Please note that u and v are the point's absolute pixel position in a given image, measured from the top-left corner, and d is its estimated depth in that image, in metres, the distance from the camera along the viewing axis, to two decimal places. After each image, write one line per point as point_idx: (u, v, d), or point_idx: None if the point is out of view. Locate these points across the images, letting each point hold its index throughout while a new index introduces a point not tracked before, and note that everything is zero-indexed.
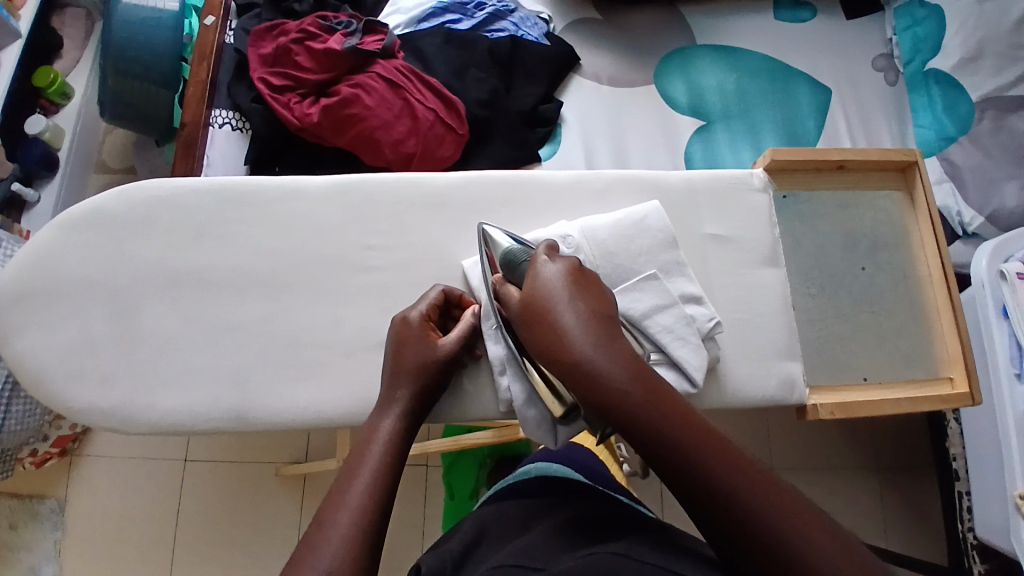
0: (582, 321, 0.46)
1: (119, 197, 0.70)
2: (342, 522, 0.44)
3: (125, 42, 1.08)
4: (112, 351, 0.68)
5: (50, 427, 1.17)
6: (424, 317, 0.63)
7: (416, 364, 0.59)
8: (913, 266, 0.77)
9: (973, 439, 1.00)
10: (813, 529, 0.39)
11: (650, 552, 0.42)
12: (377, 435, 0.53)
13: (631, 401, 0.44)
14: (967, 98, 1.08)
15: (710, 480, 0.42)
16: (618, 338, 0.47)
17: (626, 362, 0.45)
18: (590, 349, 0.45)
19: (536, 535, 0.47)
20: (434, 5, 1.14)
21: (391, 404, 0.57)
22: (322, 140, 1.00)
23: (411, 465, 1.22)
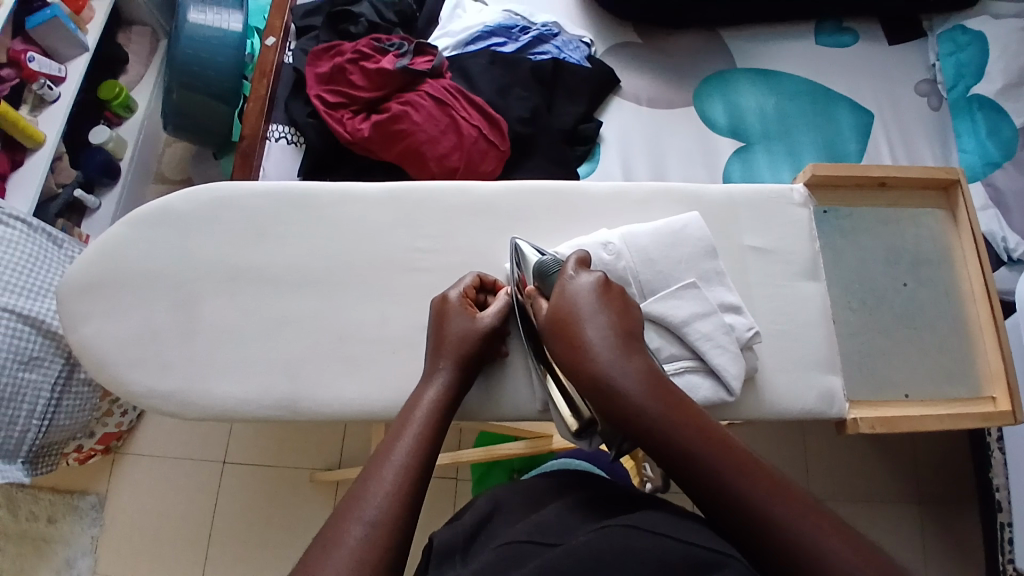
0: (608, 338, 0.50)
1: (186, 198, 0.75)
2: (389, 476, 0.47)
3: (192, 59, 1.16)
4: (172, 339, 0.72)
5: (98, 423, 1.23)
6: (463, 296, 0.65)
7: (461, 336, 0.61)
8: (955, 285, 0.76)
9: (1020, 470, 0.97)
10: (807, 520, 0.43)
11: (660, 522, 0.43)
12: (424, 398, 0.56)
13: (650, 414, 0.47)
14: (1011, 124, 1.09)
15: (712, 475, 0.45)
16: (639, 353, 0.51)
17: (644, 377, 0.48)
18: (610, 364, 0.49)
19: (550, 511, 0.49)
20: (481, 29, 1.19)
21: (436, 374, 0.59)
22: (371, 153, 1.05)
23: (442, 476, 1.24)
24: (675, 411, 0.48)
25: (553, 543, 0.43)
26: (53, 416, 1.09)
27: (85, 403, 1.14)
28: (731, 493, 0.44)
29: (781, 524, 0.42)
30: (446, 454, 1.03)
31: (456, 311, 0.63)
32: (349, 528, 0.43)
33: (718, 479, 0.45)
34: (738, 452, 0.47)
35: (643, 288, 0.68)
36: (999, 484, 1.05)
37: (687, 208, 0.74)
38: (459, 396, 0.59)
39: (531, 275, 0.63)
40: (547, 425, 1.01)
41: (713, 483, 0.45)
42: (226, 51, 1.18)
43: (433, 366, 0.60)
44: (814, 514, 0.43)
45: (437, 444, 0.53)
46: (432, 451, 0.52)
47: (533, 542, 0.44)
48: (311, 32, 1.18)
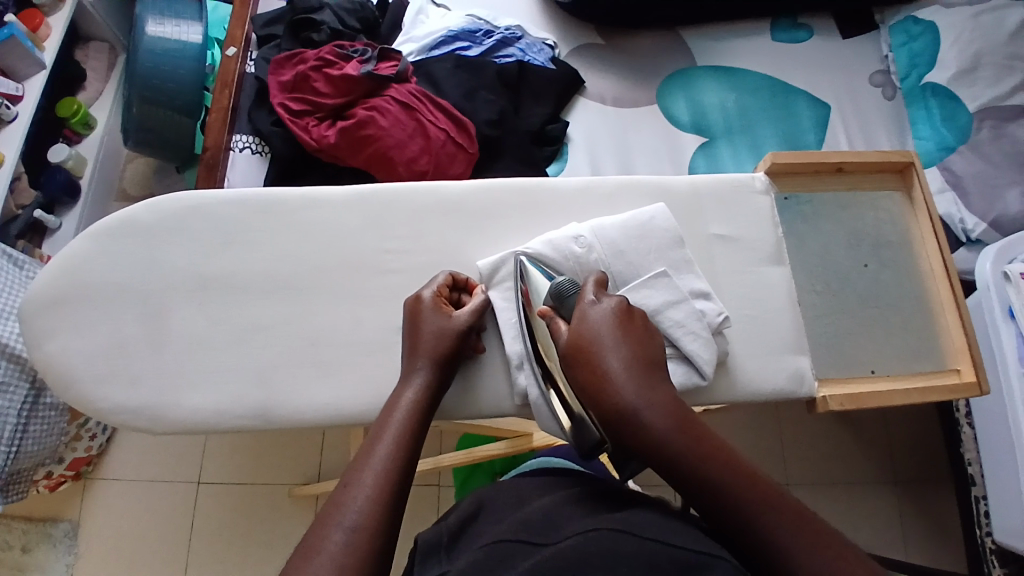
0: (628, 366, 0.52)
1: (149, 209, 0.74)
2: (369, 479, 0.47)
3: (152, 72, 1.14)
4: (140, 353, 0.70)
5: (67, 449, 1.19)
6: (436, 294, 0.65)
7: (436, 335, 0.61)
8: (915, 263, 0.78)
9: (988, 443, 1.01)
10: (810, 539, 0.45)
11: (649, 526, 0.44)
12: (402, 401, 0.56)
13: (671, 442, 0.50)
14: (965, 109, 1.12)
15: (722, 493, 0.48)
16: (661, 383, 0.53)
17: (666, 408, 0.51)
18: (632, 395, 0.51)
19: (534, 509, 0.49)
20: (446, 34, 1.19)
21: (413, 376, 0.59)
22: (339, 160, 1.04)
23: (424, 482, 1.23)
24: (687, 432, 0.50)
25: (540, 544, 0.43)
26: (21, 443, 1.05)
27: (52, 429, 1.11)
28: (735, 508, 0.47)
29: (781, 537, 0.45)
30: (427, 459, 1.02)
31: (433, 312, 0.63)
32: (330, 534, 0.43)
33: (724, 494, 0.48)
34: (744, 470, 0.49)
35: (614, 279, 0.69)
36: (970, 458, 1.08)
37: (654, 199, 0.75)
38: (436, 396, 0.59)
39: (546, 296, 0.63)
40: (528, 424, 1.01)
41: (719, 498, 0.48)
42: (187, 62, 1.16)
43: (410, 367, 0.60)
44: (814, 530, 0.45)
45: (416, 445, 0.52)
46: (411, 453, 0.51)
47: (520, 542, 0.44)
48: (273, 40, 1.17)
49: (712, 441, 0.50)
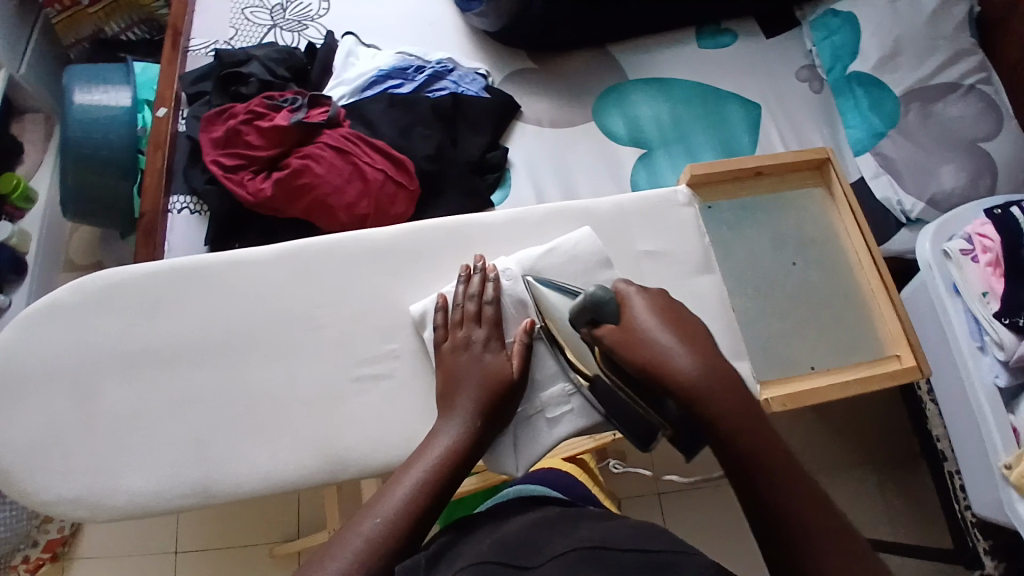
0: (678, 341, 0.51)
1: (71, 289, 0.72)
2: (368, 527, 0.53)
3: (83, 140, 1.14)
4: (75, 438, 0.69)
5: (38, 531, 1.19)
6: (442, 327, 0.70)
7: (478, 377, 0.66)
8: (842, 255, 0.80)
9: (952, 416, 1.02)
10: (822, 527, 0.46)
11: (622, 537, 0.45)
12: (436, 445, 0.61)
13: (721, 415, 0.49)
14: (891, 94, 1.16)
15: (755, 473, 0.48)
16: (712, 356, 0.52)
17: (714, 377, 0.50)
18: (685, 362, 0.50)
19: (511, 531, 0.50)
20: (377, 73, 1.19)
21: (450, 421, 0.63)
22: (277, 212, 1.03)
23: None
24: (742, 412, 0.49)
25: (520, 567, 0.43)
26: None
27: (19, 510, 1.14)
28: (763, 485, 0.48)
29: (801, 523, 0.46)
30: None
31: (477, 361, 0.67)
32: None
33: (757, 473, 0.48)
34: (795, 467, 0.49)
35: None
36: (938, 437, 1.10)
37: (579, 221, 0.78)
38: (484, 430, 0.63)
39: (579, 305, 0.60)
40: None
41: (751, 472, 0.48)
42: (118, 128, 1.16)
43: (446, 417, 0.64)
44: (835, 523, 0.46)
45: (440, 494, 0.58)
46: (432, 506, 0.57)
47: (497, 565, 0.43)
48: (202, 97, 1.16)
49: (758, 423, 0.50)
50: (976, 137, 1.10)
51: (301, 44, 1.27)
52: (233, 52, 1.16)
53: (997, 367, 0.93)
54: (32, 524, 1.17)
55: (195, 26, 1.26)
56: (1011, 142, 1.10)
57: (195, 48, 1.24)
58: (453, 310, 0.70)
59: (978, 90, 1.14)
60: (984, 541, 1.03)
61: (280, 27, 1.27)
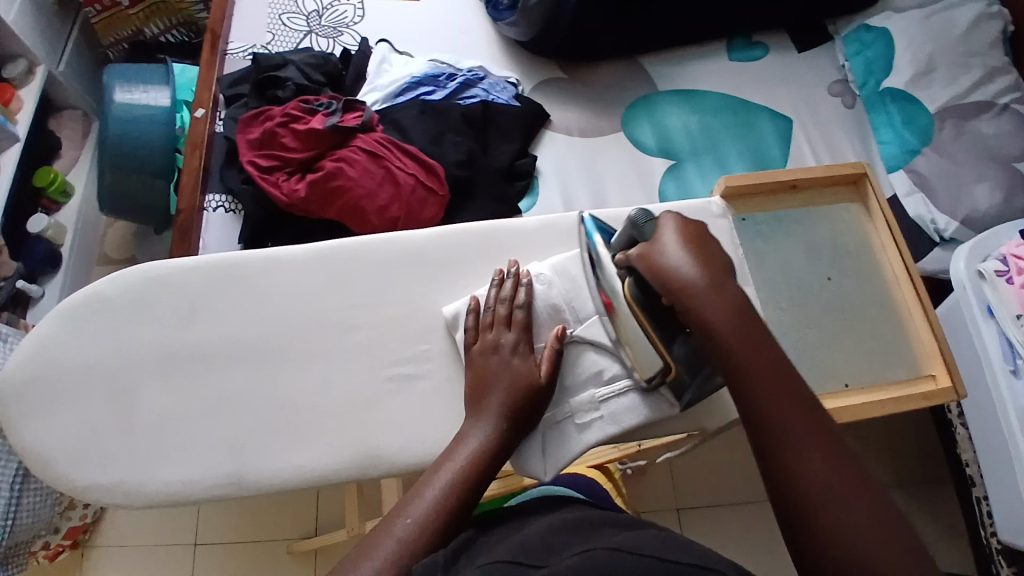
0: (690, 265, 0.56)
1: (114, 282, 0.74)
2: (399, 531, 0.53)
3: (123, 138, 1.17)
4: (111, 428, 0.70)
5: (61, 517, 1.17)
6: (472, 328, 0.71)
7: (508, 381, 0.66)
8: (878, 270, 0.80)
9: (983, 440, 1.00)
10: (822, 456, 0.48)
11: (650, 543, 0.44)
12: (465, 448, 0.62)
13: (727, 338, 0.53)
14: (926, 111, 1.15)
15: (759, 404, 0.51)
16: (725, 284, 0.55)
17: (723, 302, 0.54)
18: (695, 282, 0.55)
19: (533, 533, 0.50)
20: (409, 80, 1.21)
21: (476, 428, 0.64)
22: (310, 213, 1.05)
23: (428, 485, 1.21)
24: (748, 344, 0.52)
25: (537, 566, 0.44)
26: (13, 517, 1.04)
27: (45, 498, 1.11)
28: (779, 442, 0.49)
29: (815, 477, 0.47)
30: None
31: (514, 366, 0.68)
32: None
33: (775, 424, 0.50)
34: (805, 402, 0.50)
35: (576, 313, 0.73)
36: (968, 460, 1.08)
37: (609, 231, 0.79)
38: (509, 437, 0.64)
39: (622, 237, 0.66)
40: None
41: (766, 428, 0.50)
42: (157, 127, 1.19)
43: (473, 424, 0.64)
44: (857, 485, 0.46)
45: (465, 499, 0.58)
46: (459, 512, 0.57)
47: (518, 564, 0.44)
48: (240, 99, 1.19)
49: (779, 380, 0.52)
50: (1011, 156, 1.09)
51: (335, 50, 1.30)
52: (271, 57, 1.19)
53: None
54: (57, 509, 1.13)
55: (233, 29, 1.28)
56: None
57: (234, 51, 1.27)
58: (484, 313, 0.71)
59: (1014, 109, 1.13)
60: (1007, 566, 1.02)
61: (316, 33, 1.30)
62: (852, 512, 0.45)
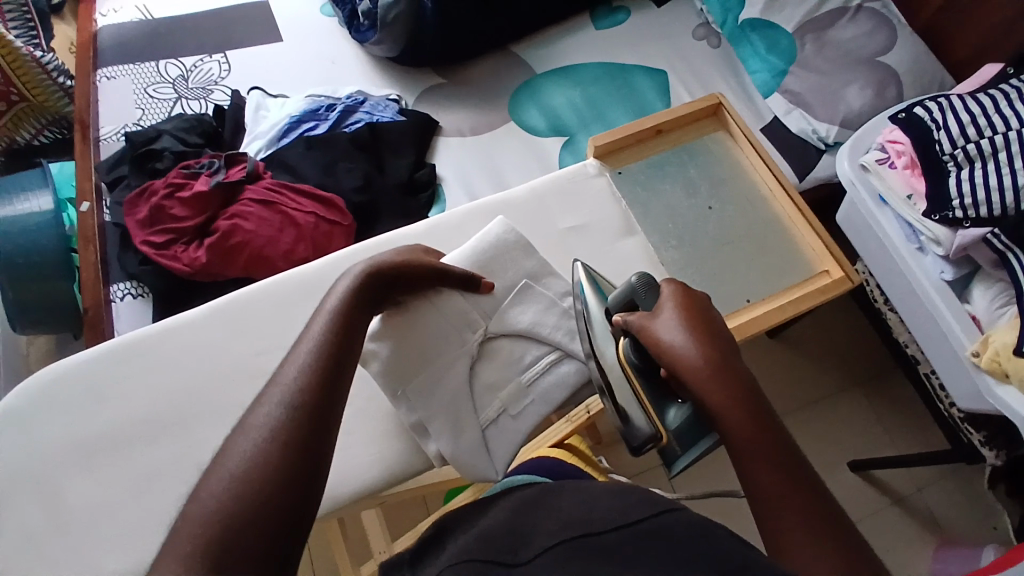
0: (686, 336, 0.56)
1: (21, 394, 0.74)
2: (236, 459, 0.45)
3: (12, 251, 1.13)
4: (47, 539, 0.68)
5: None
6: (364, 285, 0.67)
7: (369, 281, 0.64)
8: (755, 187, 0.86)
9: (913, 318, 1.03)
10: (816, 548, 0.45)
11: (599, 518, 0.51)
12: (301, 346, 0.54)
13: (728, 418, 0.52)
14: (785, 34, 1.20)
15: (756, 487, 0.49)
16: (727, 356, 0.55)
17: (718, 373, 0.54)
18: (689, 352, 0.55)
19: (493, 520, 0.54)
20: (289, 120, 1.20)
21: (318, 315, 0.58)
22: (217, 275, 1.03)
23: (407, 504, 1.20)
24: (750, 422, 0.51)
25: (511, 564, 0.48)
26: None
27: None
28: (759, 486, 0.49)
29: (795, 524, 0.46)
30: (407, 536, 1.05)
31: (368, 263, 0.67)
32: (235, 538, 0.41)
33: (761, 483, 0.49)
34: (806, 490, 0.48)
35: (484, 311, 0.76)
36: (906, 342, 1.13)
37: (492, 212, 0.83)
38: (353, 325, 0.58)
39: (620, 300, 0.67)
40: None
41: (751, 470, 0.49)
42: (46, 231, 1.15)
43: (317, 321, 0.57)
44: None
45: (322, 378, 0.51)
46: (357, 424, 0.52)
47: (488, 564, 0.48)
48: (122, 182, 1.15)
49: (766, 424, 0.51)
50: (872, 53, 1.14)
51: (209, 109, 1.27)
52: (142, 131, 1.16)
53: (940, 262, 0.95)
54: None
55: (102, 113, 1.25)
56: (906, 50, 1.13)
57: (106, 135, 1.23)
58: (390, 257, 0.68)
59: (867, 8, 1.18)
60: (976, 431, 1.05)
61: (185, 97, 1.27)
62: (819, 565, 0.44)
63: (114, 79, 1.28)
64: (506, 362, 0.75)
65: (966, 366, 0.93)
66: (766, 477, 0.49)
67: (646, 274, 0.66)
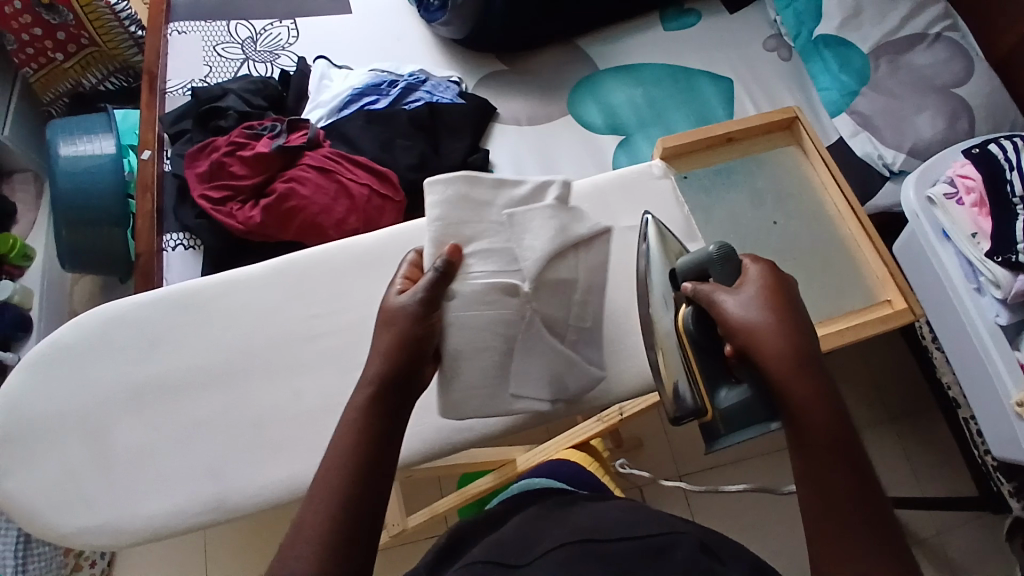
0: (763, 311, 0.55)
1: (75, 329, 0.76)
2: (311, 521, 0.47)
3: (74, 193, 1.16)
4: (93, 474, 0.72)
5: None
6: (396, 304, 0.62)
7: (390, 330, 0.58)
8: (822, 206, 0.85)
9: (959, 358, 1.00)
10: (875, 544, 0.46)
11: (612, 529, 0.52)
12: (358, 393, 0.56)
13: (795, 401, 0.51)
14: (859, 52, 1.17)
15: (815, 476, 0.49)
16: (801, 337, 0.54)
17: (792, 355, 0.52)
18: (766, 328, 0.54)
19: (511, 529, 0.56)
20: (351, 92, 1.21)
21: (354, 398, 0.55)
22: (270, 237, 1.05)
23: (424, 483, 1.21)
24: (819, 410, 0.51)
25: (513, 565, 0.49)
26: None
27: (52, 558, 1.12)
28: (813, 466, 0.49)
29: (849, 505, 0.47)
30: (423, 511, 1.05)
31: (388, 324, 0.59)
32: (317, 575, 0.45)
33: (822, 473, 0.49)
34: (868, 486, 0.48)
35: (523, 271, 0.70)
36: (949, 383, 1.10)
37: (430, 189, 0.68)
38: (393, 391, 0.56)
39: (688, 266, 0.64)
40: (509, 450, 1.03)
41: (810, 451, 0.50)
42: (106, 175, 1.18)
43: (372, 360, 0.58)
44: None
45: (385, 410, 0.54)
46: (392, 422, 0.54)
47: (497, 564, 0.49)
48: (184, 135, 1.17)
49: (833, 413, 0.51)
50: (949, 83, 1.10)
51: (275, 73, 1.30)
52: (209, 89, 1.18)
53: (997, 305, 0.92)
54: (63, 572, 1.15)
55: (170, 68, 1.27)
56: (986, 83, 1.09)
57: (172, 89, 1.25)
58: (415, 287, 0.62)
59: (947, 37, 1.14)
60: (1007, 482, 1.02)
61: (252, 60, 1.29)
62: (863, 549, 0.46)
63: (184, 34, 1.30)
64: (558, 287, 0.72)
65: (1009, 415, 0.90)
66: (826, 466, 0.49)
67: (727, 245, 0.61)
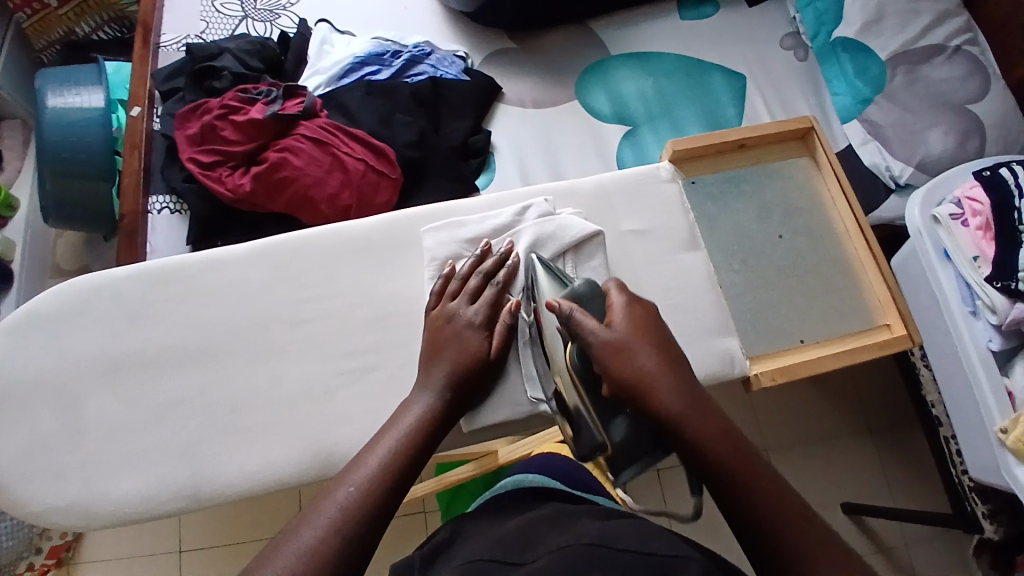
0: (651, 359, 0.58)
1: (50, 298, 0.74)
2: (308, 529, 0.50)
3: (59, 145, 1.11)
4: (64, 448, 0.70)
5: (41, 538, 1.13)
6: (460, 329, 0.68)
7: (453, 355, 0.66)
8: (830, 223, 0.83)
9: (947, 381, 1.00)
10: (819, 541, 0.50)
11: (622, 537, 0.48)
12: (408, 417, 0.62)
13: (697, 434, 0.56)
14: (877, 60, 1.13)
15: (743, 499, 0.53)
16: (680, 370, 0.59)
17: (682, 396, 0.57)
18: (656, 378, 0.57)
19: (511, 528, 0.53)
20: (352, 61, 1.16)
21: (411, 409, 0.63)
22: (259, 207, 1.02)
23: None
24: (719, 436, 0.56)
25: (513, 564, 0.47)
26: None
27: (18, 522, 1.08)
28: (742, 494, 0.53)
29: (786, 541, 0.50)
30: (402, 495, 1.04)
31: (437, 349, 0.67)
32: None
33: (746, 494, 0.53)
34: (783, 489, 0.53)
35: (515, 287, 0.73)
36: (933, 402, 1.10)
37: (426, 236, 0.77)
38: (440, 421, 0.63)
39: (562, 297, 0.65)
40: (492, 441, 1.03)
41: (734, 480, 0.54)
42: (93, 128, 1.13)
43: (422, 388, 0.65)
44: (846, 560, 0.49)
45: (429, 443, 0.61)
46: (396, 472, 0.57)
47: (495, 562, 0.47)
48: (176, 93, 1.13)
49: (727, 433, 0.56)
50: (964, 99, 1.08)
51: (274, 34, 1.25)
52: (204, 46, 1.13)
53: (990, 331, 0.91)
54: (34, 531, 1.12)
55: (166, 20, 1.22)
56: (1000, 103, 1.07)
57: (167, 43, 1.20)
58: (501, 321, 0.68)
59: (965, 53, 1.11)
60: (982, 504, 1.03)
61: (252, 18, 1.24)
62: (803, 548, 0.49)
63: None
64: None
65: (990, 440, 0.90)
66: (750, 483, 0.53)
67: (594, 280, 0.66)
